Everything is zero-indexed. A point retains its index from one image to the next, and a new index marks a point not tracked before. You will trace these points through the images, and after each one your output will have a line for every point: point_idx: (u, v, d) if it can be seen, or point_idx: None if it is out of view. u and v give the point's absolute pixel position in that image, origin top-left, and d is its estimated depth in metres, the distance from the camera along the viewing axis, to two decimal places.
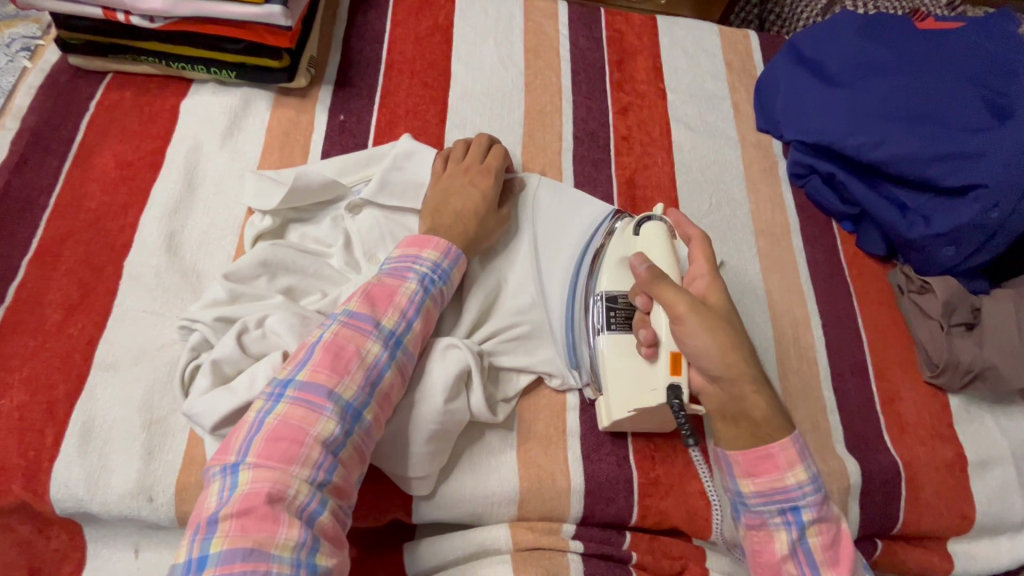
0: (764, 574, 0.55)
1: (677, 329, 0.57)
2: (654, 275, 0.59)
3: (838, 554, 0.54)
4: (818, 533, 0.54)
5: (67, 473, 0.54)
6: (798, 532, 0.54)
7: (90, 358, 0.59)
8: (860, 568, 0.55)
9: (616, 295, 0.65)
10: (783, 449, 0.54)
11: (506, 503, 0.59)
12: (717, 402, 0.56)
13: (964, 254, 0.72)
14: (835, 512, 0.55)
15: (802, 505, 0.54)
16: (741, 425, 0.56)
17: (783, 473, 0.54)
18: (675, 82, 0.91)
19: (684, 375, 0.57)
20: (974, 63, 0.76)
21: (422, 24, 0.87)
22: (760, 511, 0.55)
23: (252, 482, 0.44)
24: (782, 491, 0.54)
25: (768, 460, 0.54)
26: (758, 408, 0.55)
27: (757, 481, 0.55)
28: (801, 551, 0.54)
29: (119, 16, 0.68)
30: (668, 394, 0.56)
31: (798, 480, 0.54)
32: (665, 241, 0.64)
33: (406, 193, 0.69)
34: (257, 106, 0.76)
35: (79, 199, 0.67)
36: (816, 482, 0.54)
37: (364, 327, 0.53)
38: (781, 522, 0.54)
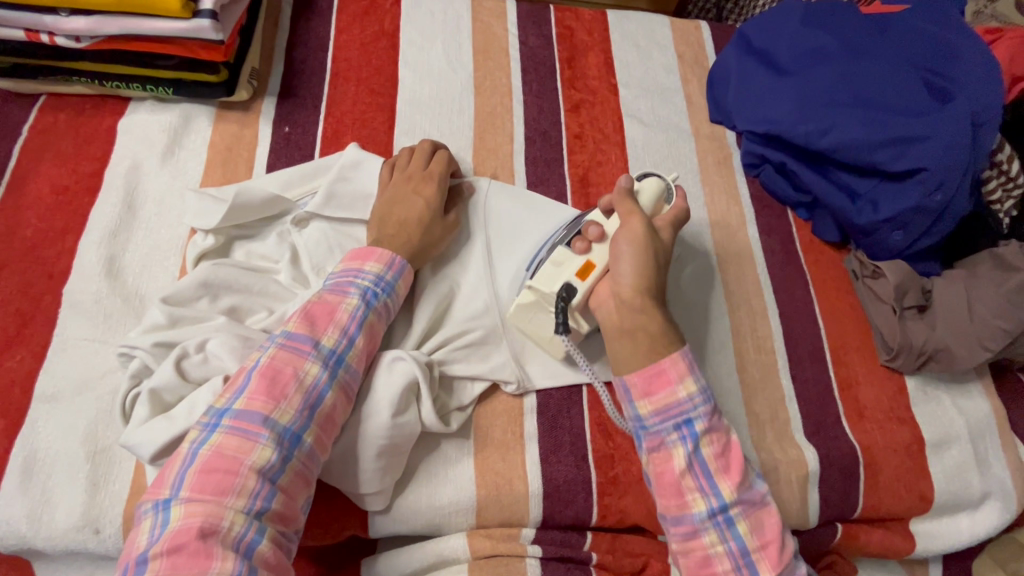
0: (666, 497, 0.54)
1: (619, 232, 0.60)
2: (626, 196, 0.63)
3: (731, 462, 0.54)
4: (711, 443, 0.54)
5: (7, 510, 0.53)
6: (693, 444, 0.53)
7: (29, 391, 0.57)
8: (753, 478, 0.55)
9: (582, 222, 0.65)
10: (675, 364, 0.55)
11: (464, 512, 0.59)
12: (619, 314, 0.57)
13: (912, 238, 0.74)
14: (725, 424, 0.55)
15: (694, 417, 0.54)
16: (637, 337, 0.56)
17: (674, 388, 0.54)
18: (626, 77, 0.90)
19: (587, 281, 0.59)
20: (915, 45, 0.76)
21: (368, 30, 0.86)
22: (658, 430, 0.54)
23: (184, 518, 0.43)
24: (675, 405, 0.54)
25: (661, 376, 0.55)
26: (655, 325, 0.56)
27: (653, 400, 0.54)
28: (698, 464, 0.53)
29: (42, 37, 0.66)
30: (561, 287, 0.59)
31: (688, 392, 0.54)
32: (659, 190, 0.65)
33: (354, 204, 0.69)
34: (199, 122, 0.75)
35: (15, 228, 0.65)
36: (705, 393, 0.55)
37: (302, 349, 0.52)
38: (677, 437, 0.54)
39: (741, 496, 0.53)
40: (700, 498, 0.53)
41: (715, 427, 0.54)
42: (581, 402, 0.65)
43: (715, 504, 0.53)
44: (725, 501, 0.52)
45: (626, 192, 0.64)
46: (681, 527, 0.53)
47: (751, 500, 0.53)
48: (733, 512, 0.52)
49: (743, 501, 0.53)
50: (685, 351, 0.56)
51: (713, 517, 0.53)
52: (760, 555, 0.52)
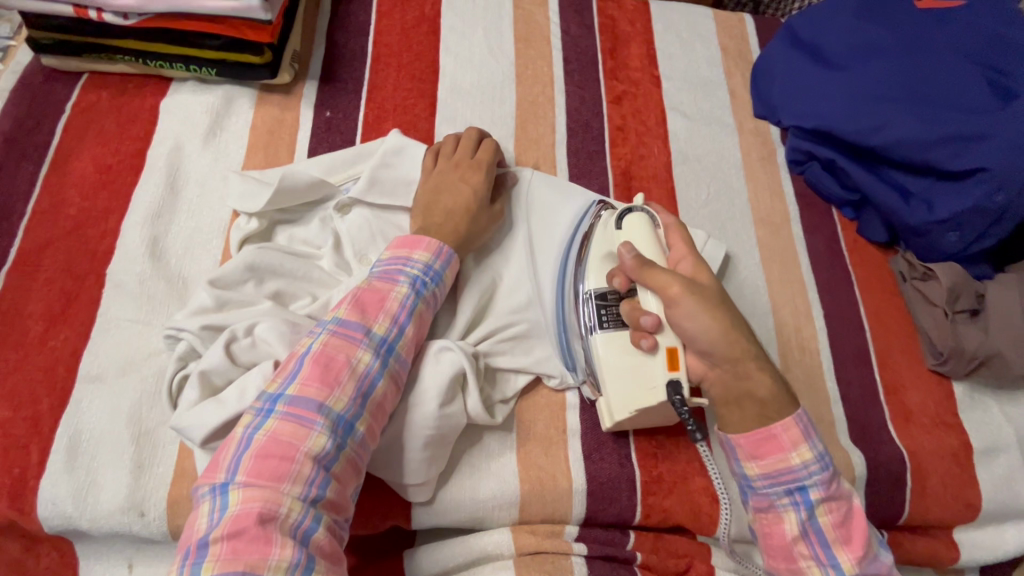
0: (776, 558, 0.55)
1: (676, 313, 0.55)
2: (646, 261, 0.57)
3: (851, 533, 0.54)
4: (828, 512, 0.54)
5: (53, 491, 0.52)
6: (807, 512, 0.54)
7: (75, 370, 0.57)
8: (876, 547, 0.54)
9: (605, 291, 0.62)
10: (787, 430, 0.54)
11: (507, 507, 0.58)
12: (721, 384, 0.56)
13: (968, 240, 0.71)
14: (847, 491, 0.55)
15: (809, 485, 0.53)
16: (746, 406, 0.55)
17: (788, 454, 0.54)
18: (669, 69, 0.88)
19: (681, 368, 0.56)
20: (977, 41, 0.73)
21: (409, 15, 0.84)
22: (769, 494, 0.55)
23: (242, 503, 0.44)
24: (788, 473, 0.54)
25: (771, 442, 0.54)
26: (763, 388, 0.55)
27: (763, 464, 0.54)
28: (812, 531, 0.54)
29: (90, 13, 0.66)
30: (669, 390, 0.55)
31: (803, 460, 0.53)
32: (647, 229, 0.61)
33: (396, 191, 0.67)
34: (240, 104, 0.74)
35: (58, 206, 0.65)
36: (824, 459, 0.54)
37: (354, 336, 0.52)
38: (790, 503, 0.54)
39: (862, 567, 0.53)
40: (816, 567, 0.54)
41: (833, 496, 0.53)
42: None
43: (831, 573, 0.53)
44: (844, 573, 0.53)
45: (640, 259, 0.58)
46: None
47: (873, 572, 0.53)
48: None
49: (864, 571, 0.53)
50: (798, 414, 0.54)
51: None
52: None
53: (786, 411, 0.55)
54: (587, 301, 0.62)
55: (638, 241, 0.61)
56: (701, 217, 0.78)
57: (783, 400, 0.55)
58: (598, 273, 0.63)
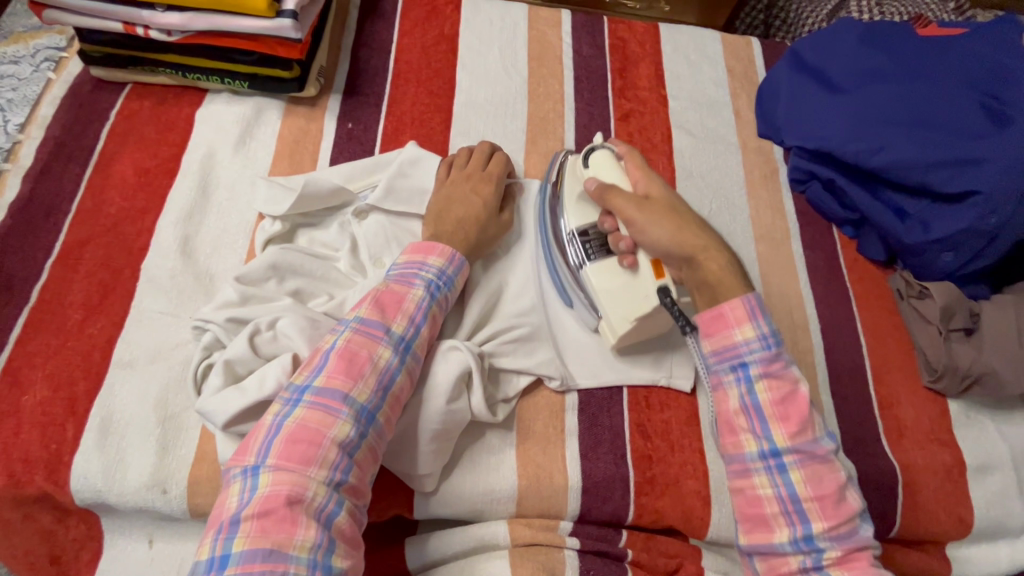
0: (722, 433, 0.57)
1: (637, 233, 0.61)
2: (605, 185, 0.64)
3: (789, 410, 0.53)
4: (767, 388, 0.54)
5: (85, 466, 0.57)
6: (748, 387, 0.55)
7: (109, 357, 0.62)
8: (817, 431, 0.54)
9: (586, 228, 0.67)
10: (734, 308, 0.56)
11: (505, 500, 0.61)
12: (687, 277, 0.60)
13: (963, 260, 0.73)
14: (791, 372, 0.55)
15: (750, 361, 0.55)
16: (703, 291, 0.59)
17: (731, 331, 0.55)
18: (676, 90, 0.92)
19: (667, 275, 0.61)
20: (974, 69, 0.76)
21: (429, 34, 0.89)
22: (716, 370, 0.56)
23: (272, 485, 0.47)
24: (730, 348, 0.55)
25: (718, 320, 0.56)
26: (717, 271, 0.58)
27: (711, 341, 0.57)
28: (752, 407, 0.54)
29: (138, 30, 0.72)
30: (660, 296, 0.60)
31: (745, 337, 0.55)
32: (607, 160, 0.67)
33: (411, 199, 0.71)
34: (269, 115, 0.79)
35: (100, 206, 0.70)
36: (771, 338, 0.55)
37: (375, 334, 0.56)
38: (732, 377, 0.55)
39: (797, 445, 0.53)
40: (752, 440, 0.54)
41: (771, 371, 0.54)
42: (622, 402, 0.67)
43: (765, 447, 0.54)
44: (777, 446, 0.53)
45: (601, 186, 0.65)
46: (735, 464, 0.56)
47: (809, 453, 0.53)
48: (785, 457, 0.53)
49: (799, 450, 0.53)
50: (747, 294, 0.56)
51: (764, 460, 0.54)
52: (812, 504, 0.52)
53: (736, 293, 0.57)
54: (570, 240, 0.67)
55: (604, 173, 0.66)
56: None
57: (735, 284, 0.57)
58: (577, 213, 0.68)
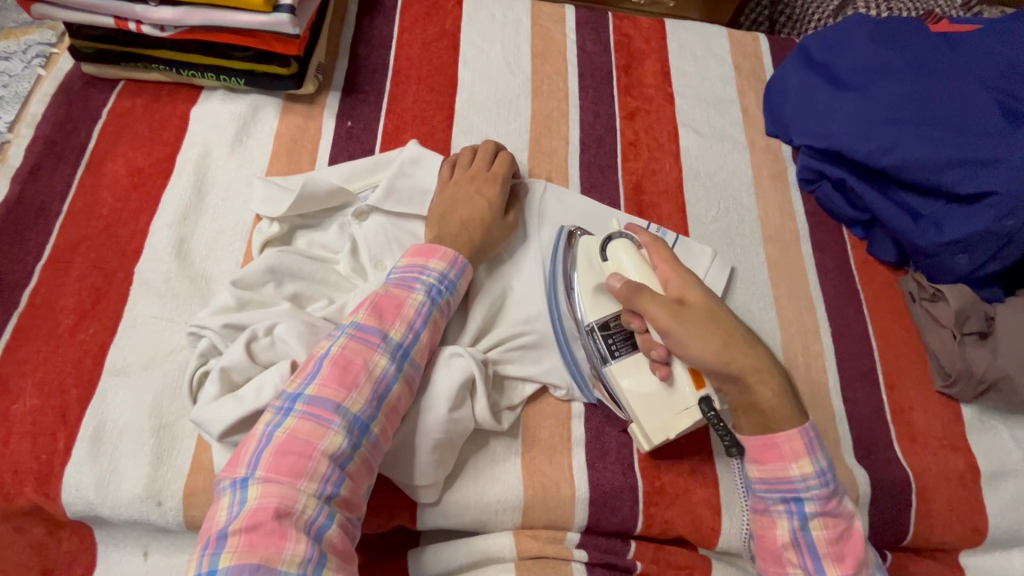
0: (766, 560, 0.56)
1: (677, 347, 0.57)
2: (633, 286, 0.59)
3: (845, 551, 0.54)
4: (822, 526, 0.54)
5: (77, 477, 0.55)
6: (800, 522, 0.55)
7: (102, 363, 0.60)
8: (869, 569, 0.55)
9: (608, 321, 0.63)
10: (790, 440, 0.54)
11: (510, 511, 0.60)
12: (731, 394, 0.57)
13: (978, 262, 0.71)
14: (847, 509, 0.55)
15: (806, 497, 0.54)
16: (750, 414, 0.56)
17: (787, 465, 0.54)
18: (682, 87, 0.90)
19: (707, 386, 0.58)
20: (990, 65, 0.73)
21: (430, 30, 0.87)
22: (765, 497, 0.56)
23: (261, 497, 0.46)
24: (785, 482, 0.54)
25: (771, 449, 0.55)
26: (769, 399, 0.56)
27: (762, 470, 0.55)
28: (804, 542, 0.55)
29: (130, 25, 0.70)
30: (705, 409, 0.57)
31: (802, 472, 0.54)
32: (631, 256, 0.63)
33: (412, 200, 0.69)
34: (266, 113, 0.77)
35: (91, 207, 0.68)
36: (828, 477, 0.55)
37: (372, 341, 0.54)
38: (784, 510, 0.55)
39: None
40: (802, 575, 0.54)
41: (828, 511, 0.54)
42: None
43: None
44: None
45: (631, 287, 0.60)
46: None
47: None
48: None
49: None
50: (803, 426, 0.55)
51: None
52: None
53: (789, 425, 0.55)
54: (590, 336, 0.63)
55: (631, 272, 0.62)
56: (710, 233, 0.79)
57: (788, 412, 0.56)
58: (594, 306, 0.63)
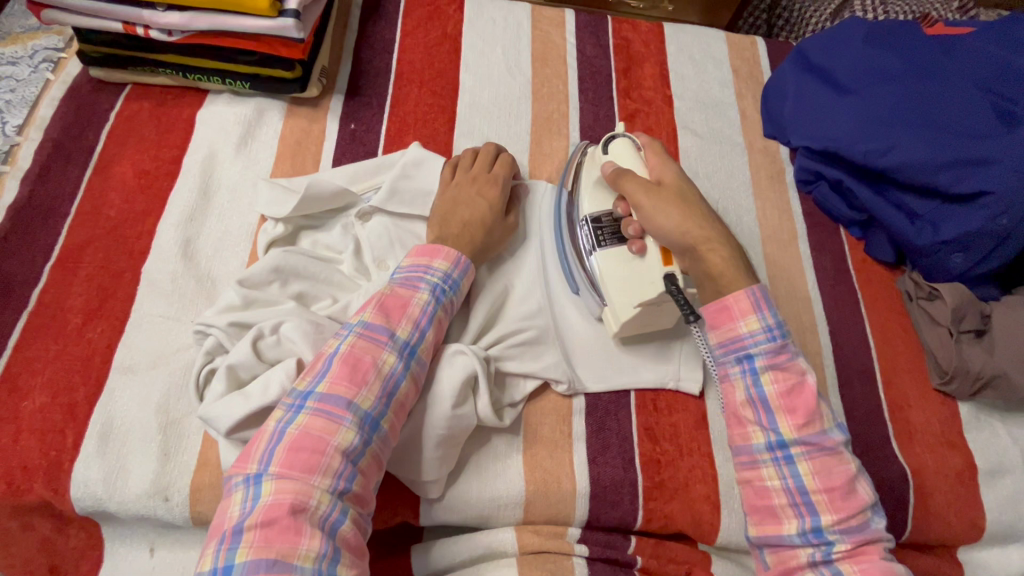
0: (730, 425, 0.56)
1: (644, 218, 0.61)
2: (621, 171, 0.64)
3: (797, 403, 0.53)
4: (774, 380, 0.53)
5: (85, 473, 0.56)
6: (754, 378, 0.54)
7: (109, 362, 0.60)
8: (824, 423, 0.53)
9: (600, 215, 0.67)
10: (739, 299, 0.55)
11: (512, 506, 0.60)
12: (689, 266, 0.60)
13: (974, 261, 0.72)
14: (798, 364, 0.54)
15: (756, 353, 0.54)
16: (704, 282, 0.58)
17: (737, 323, 0.55)
18: (681, 90, 0.91)
19: (675, 264, 0.60)
20: (984, 67, 0.75)
21: (432, 34, 0.89)
22: (722, 361, 0.56)
23: (275, 494, 0.46)
24: (736, 340, 0.55)
25: (723, 311, 0.55)
26: (718, 263, 0.57)
27: (717, 332, 0.56)
28: (759, 399, 0.53)
29: (138, 30, 0.71)
30: (665, 281, 0.60)
31: (750, 328, 0.54)
32: (628, 150, 0.67)
33: (415, 201, 0.70)
34: (271, 116, 0.78)
35: (99, 208, 0.69)
36: (776, 328, 0.54)
37: (380, 338, 0.55)
38: (739, 370, 0.55)
39: (805, 438, 0.52)
40: (760, 431, 0.53)
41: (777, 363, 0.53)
42: (629, 406, 0.66)
43: (773, 439, 0.53)
44: (783, 437, 0.52)
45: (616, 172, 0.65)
46: (743, 456, 0.55)
47: (816, 444, 0.52)
48: (792, 449, 0.52)
49: (808, 444, 0.52)
50: (749, 286, 0.55)
51: (772, 452, 0.53)
52: (820, 495, 0.51)
53: (738, 284, 0.56)
54: (583, 227, 0.68)
55: (623, 160, 0.67)
56: None
57: (739, 276, 0.57)
58: (593, 198, 0.68)
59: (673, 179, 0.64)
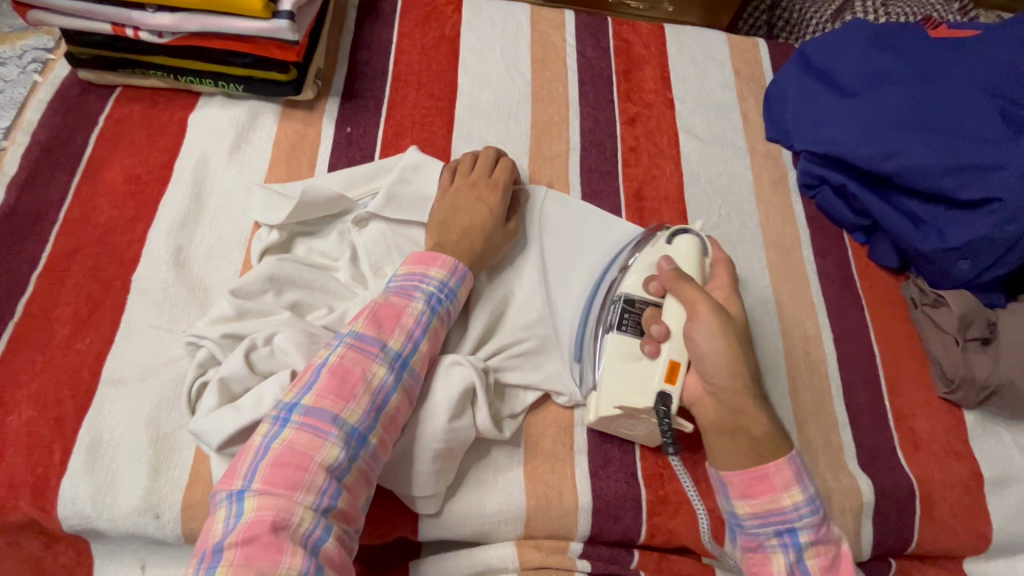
0: None
1: (693, 327, 0.57)
2: (681, 275, 0.61)
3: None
4: (816, 555, 0.52)
5: (74, 490, 0.54)
6: (796, 553, 0.52)
7: (98, 374, 0.59)
8: None
9: (636, 299, 0.63)
10: (781, 470, 0.53)
11: (513, 522, 0.59)
12: (716, 412, 0.56)
13: (980, 268, 0.71)
14: (835, 532, 0.54)
15: (799, 527, 0.52)
16: (737, 437, 0.55)
17: (778, 494, 0.53)
18: (683, 92, 0.90)
19: (678, 385, 0.58)
20: (991, 71, 0.74)
21: (429, 36, 0.87)
22: (758, 533, 0.54)
23: (257, 510, 0.45)
24: (778, 513, 0.53)
25: (763, 481, 0.53)
26: (760, 428, 0.55)
27: (753, 503, 0.54)
28: (801, 574, 0.52)
29: (127, 31, 0.69)
30: (657, 398, 0.58)
31: (794, 500, 0.53)
32: (698, 252, 0.64)
33: (412, 206, 0.69)
34: (265, 119, 0.76)
35: (88, 215, 0.67)
36: (817, 501, 0.54)
37: (370, 350, 0.53)
38: (779, 544, 0.53)
39: None
40: None
41: (821, 540, 0.52)
42: None
43: None
44: None
45: (675, 275, 0.61)
46: None
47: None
48: None
49: None
50: (791, 455, 0.54)
51: None
52: None
53: (778, 453, 0.54)
54: (615, 302, 0.64)
55: (682, 261, 0.64)
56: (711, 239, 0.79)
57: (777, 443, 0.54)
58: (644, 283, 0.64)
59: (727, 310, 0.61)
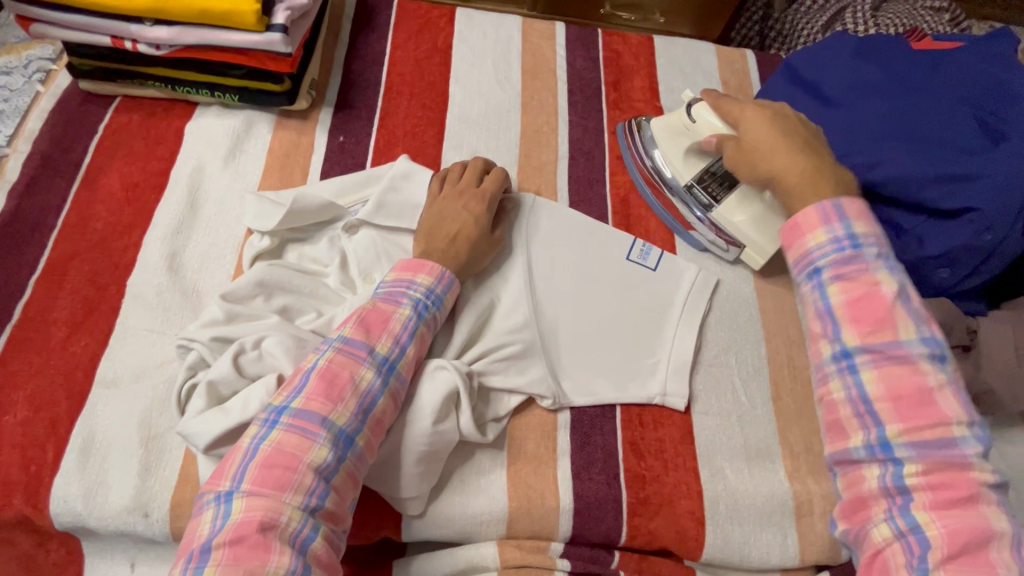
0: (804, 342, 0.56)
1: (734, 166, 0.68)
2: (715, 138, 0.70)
3: (866, 311, 0.51)
4: (840, 288, 0.52)
5: (66, 488, 0.55)
6: (821, 292, 0.53)
7: (92, 376, 0.60)
8: (902, 334, 0.50)
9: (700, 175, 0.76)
10: (806, 214, 0.55)
11: (495, 522, 0.60)
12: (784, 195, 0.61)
13: (959, 276, 0.72)
14: (875, 274, 0.51)
15: (823, 264, 0.53)
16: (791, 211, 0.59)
17: (803, 238, 0.55)
18: (671, 102, 0.91)
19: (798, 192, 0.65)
20: (971, 83, 0.75)
21: (422, 47, 0.89)
22: (796, 281, 0.56)
23: (247, 510, 0.46)
24: (801, 253, 0.55)
25: (794, 229, 0.55)
26: (789, 184, 0.59)
27: (792, 251, 0.56)
28: (827, 311, 0.53)
29: (127, 44, 0.71)
30: None
31: (816, 240, 0.54)
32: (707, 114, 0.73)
33: (402, 213, 0.70)
34: (260, 129, 0.78)
35: (86, 221, 0.69)
36: (849, 238, 0.53)
37: (358, 354, 0.55)
38: (807, 283, 0.55)
39: (872, 346, 0.50)
40: (825, 343, 0.53)
41: (843, 272, 0.52)
42: (615, 420, 0.66)
43: (836, 349, 0.52)
44: (847, 346, 0.51)
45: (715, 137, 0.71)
46: (816, 372, 0.54)
47: (885, 352, 0.49)
48: (857, 359, 0.50)
49: (875, 352, 0.50)
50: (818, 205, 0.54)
51: (837, 364, 0.51)
52: (885, 407, 0.49)
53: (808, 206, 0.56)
54: (692, 193, 0.76)
55: (707, 128, 0.73)
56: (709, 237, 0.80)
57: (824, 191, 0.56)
58: (689, 166, 0.77)
59: (753, 118, 0.66)
